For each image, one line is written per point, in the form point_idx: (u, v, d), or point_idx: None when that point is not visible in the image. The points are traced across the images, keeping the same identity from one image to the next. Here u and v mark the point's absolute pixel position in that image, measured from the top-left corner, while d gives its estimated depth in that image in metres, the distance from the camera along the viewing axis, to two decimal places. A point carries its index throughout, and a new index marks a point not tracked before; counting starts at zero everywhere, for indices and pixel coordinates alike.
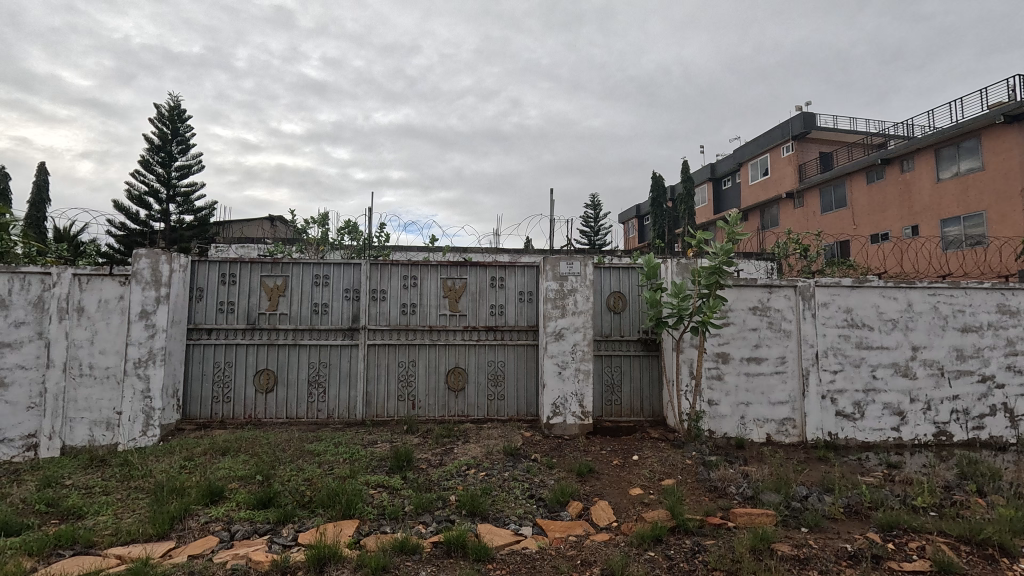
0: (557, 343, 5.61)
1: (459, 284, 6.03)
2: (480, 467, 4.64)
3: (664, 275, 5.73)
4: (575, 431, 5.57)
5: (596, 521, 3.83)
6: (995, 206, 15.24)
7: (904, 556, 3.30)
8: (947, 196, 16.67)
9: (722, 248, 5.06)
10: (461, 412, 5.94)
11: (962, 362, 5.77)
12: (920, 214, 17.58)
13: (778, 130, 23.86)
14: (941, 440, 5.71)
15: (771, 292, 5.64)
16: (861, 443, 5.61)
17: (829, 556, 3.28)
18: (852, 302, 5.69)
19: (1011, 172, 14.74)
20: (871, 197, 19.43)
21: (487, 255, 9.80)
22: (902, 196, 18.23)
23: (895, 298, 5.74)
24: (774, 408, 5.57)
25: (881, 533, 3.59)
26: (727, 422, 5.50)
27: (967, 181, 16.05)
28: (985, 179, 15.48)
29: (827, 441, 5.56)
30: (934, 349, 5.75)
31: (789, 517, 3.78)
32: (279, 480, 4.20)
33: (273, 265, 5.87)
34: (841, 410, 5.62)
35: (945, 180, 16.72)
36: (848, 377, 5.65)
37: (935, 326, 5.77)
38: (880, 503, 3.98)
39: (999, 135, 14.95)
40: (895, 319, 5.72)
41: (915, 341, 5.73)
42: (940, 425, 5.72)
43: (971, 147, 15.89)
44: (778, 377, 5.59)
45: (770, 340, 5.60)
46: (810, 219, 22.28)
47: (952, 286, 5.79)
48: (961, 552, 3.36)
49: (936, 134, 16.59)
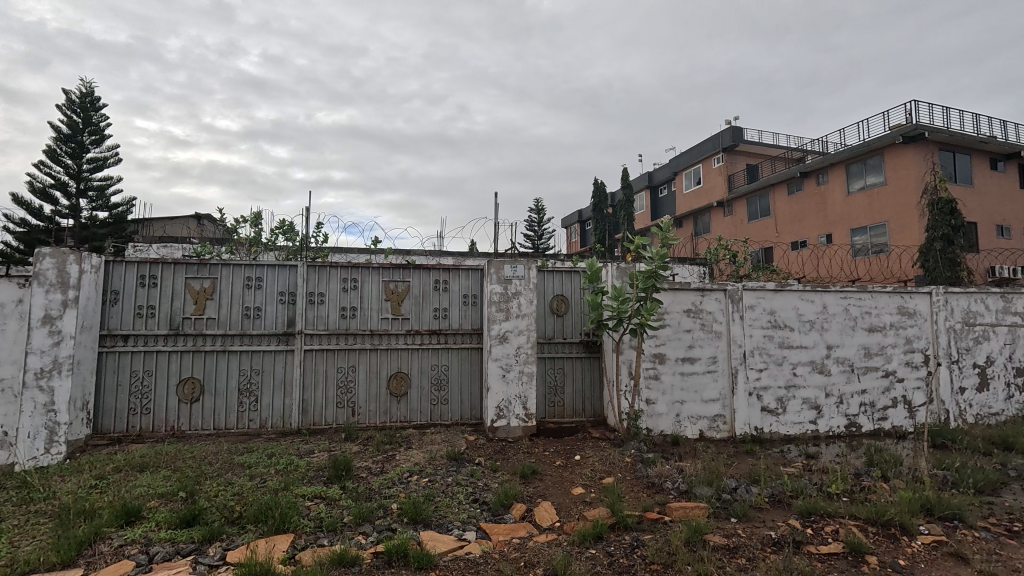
0: (500, 346, 5.63)
1: (401, 287, 5.91)
2: (423, 473, 4.56)
3: (605, 279, 5.91)
4: (518, 433, 5.61)
5: (539, 522, 3.86)
6: (895, 217, 16.86)
7: (820, 540, 3.56)
8: (857, 208, 18.24)
9: (658, 253, 5.27)
10: (403, 417, 5.83)
11: (869, 359, 6.33)
12: (834, 224, 19.11)
13: (710, 141, 25.04)
14: (852, 431, 6.23)
15: (703, 295, 5.92)
16: (783, 436, 6.01)
17: (756, 543, 3.48)
18: (775, 305, 6.10)
19: (910, 187, 16.38)
20: (792, 208, 20.95)
21: (431, 258, 9.73)
22: (818, 208, 19.77)
23: (813, 300, 6.21)
24: (707, 406, 5.86)
25: (801, 519, 3.86)
26: (663, 420, 5.74)
27: (872, 194, 17.66)
28: (887, 193, 17.12)
29: (753, 435, 5.92)
30: (846, 347, 6.27)
31: (720, 509, 3.99)
32: (205, 495, 3.94)
33: (200, 267, 5.50)
34: (766, 406, 6.00)
35: (855, 193, 18.31)
36: (772, 374, 6.04)
37: (846, 326, 6.29)
38: (800, 492, 4.27)
39: (899, 155, 16.63)
40: (812, 319, 6.19)
41: (830, 341, 6.22)
42: (850, 417, 6.23)
43: (876, 164, 17.52)
44: (710, 375, 5.89)
45: (702, 340, 5.89)
46: (738, 227, 23.71)
47: (860, 289, 6.34)
48: (869, 533, 3.66)
49: (847, 150, 18.14)
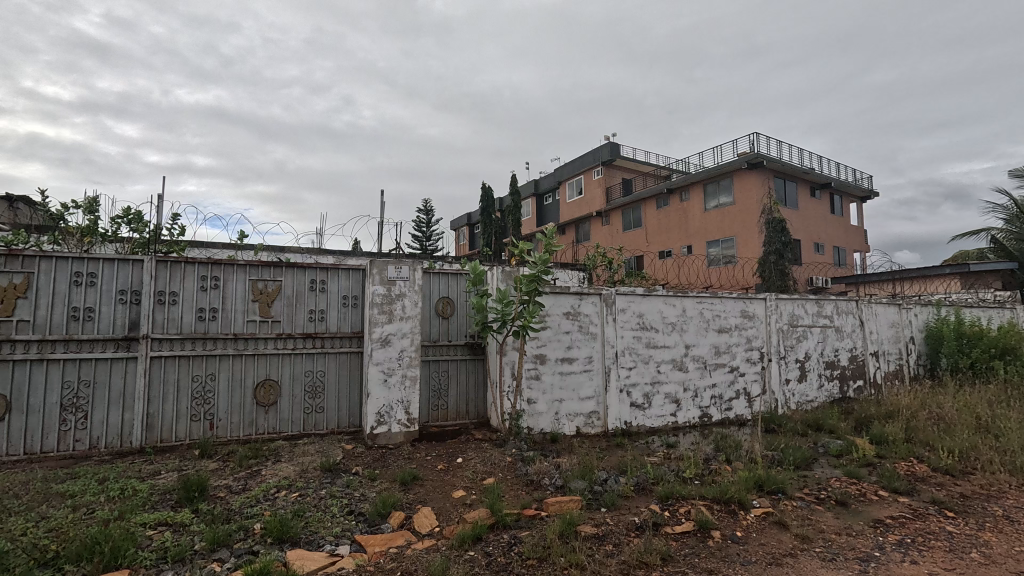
0: (382, 350, 5.43)
1: (272, 287, 5.44)
2: (292, 487, 4.23)
3: (490, 282, 6.00)
4: (400, 439, 5.45)
5: (418, 528, 3.78)
6: (741, 233, 19.41)
7: (675, 520, 3.94)
8: (711, 223, 20.67)
9: (541, 257, 5.46)
10: (271, 429, 5.36)
11: (718, 356, 7.18)
12: (693, 236, 21.45)
13: (591, 154, 26.71)
14: (704, 421, 7.01)
15: (581, 299, 6.27)
16: (648, 428, 6.57)
17: (622, 529, 3.75)
18: (643, 308, 6.66)
19: (752, 207, 18.97)
20: (659, 221, 23.10)
21: (308, 256, 9.11)
22: (680, 221, 22.04)
23: (674, 304, 6.88)
24: (583, 403, 6.21)
25: (661, 504, 4.25)
26: (543, 418, 5.97)
27: (723, 211, 20.14)
28: (735, 212, 19.65)
29: (623, 429, 6.39)
30: (700, 346, 7.04)
31: (591, 500, 4.24)
32: (7, 536, 3.25)
33: (8, 259, 4.55)
34: (634, 401, 6.52)
35: (710, 210, 20.74)
36: (639, 372, 6.58)
37: (701, 327, 7.07)
38: (660, 478, 4.70)
39: (744, 179, 19.18)
40: (674, 322, 6.86)
41: (687, 340, 6.95)
42: (703, 409, 7.01)
43: (727, 185, 20.03)
44: (586, 374, 6.25)
45: (580, 341, 6.23)
46: (614, 236, 25.55)
47: (712, 294, 7.17)
48: (715, 510, 4.14)
49: (705, 172, 20.50)
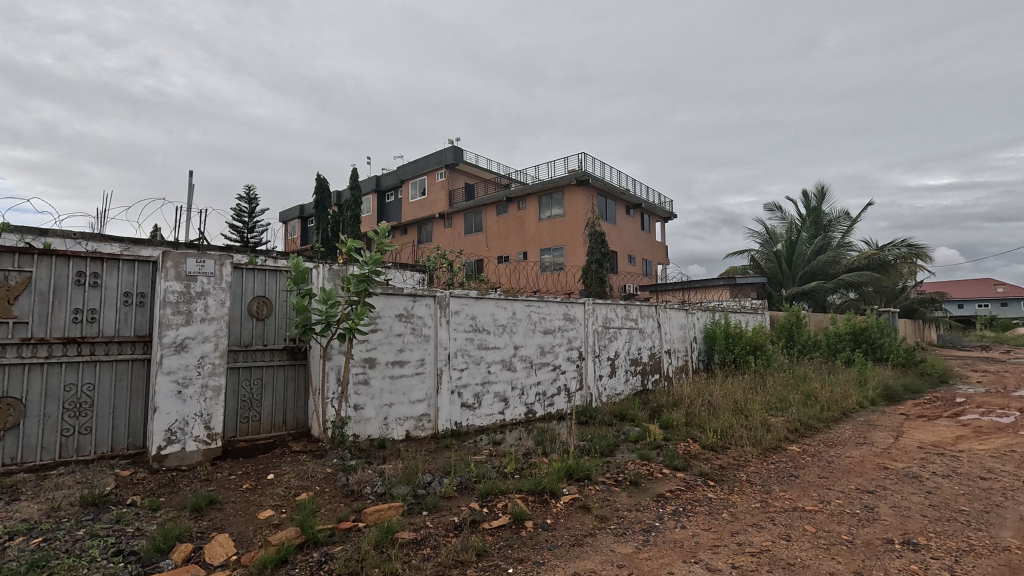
0: (176, 357, 4.66)
1: (16, 280, 4.29)
2: (34, 532, 3.37)
3: (314, 281, 5.57)
4: (196, 459, 4.74)
5: (209, 560, 3.30)
6: (569, 243, 21.27)
7: (493, 515, 4.10)
8: (544, 232, 22.26)
9: (372, 257, 5.23)
10: (9, 460, 4.21)
11: (543, 356, 7.70)
12: (529, 243, 22.84)
13: (435, 156, 26.71)
14: (529, 417, 7.45)
15: (415, 301, 6.17)
16: (477, 427, 6.75)
17: (440, 531, 3.78)
18: (476, 311, 6.82)
19: (578, 220, 20.95)
20: (498, 227, 24.08)
21: (80, 242, 7.43)
22: (518, 229, 23.30)
23: (505, 307, 7.19)
24: (413, 406, 6.12)
25: (481, 501, 4.39)
26: (370, 424, 5.73)
27: (555, 222, 21.85)
28: (565, 223, 21.46)
29: (453, 430, 6.46)
30: (527, 346, 7.48)
31: (413, 505, 4.19)
32: None
33: None
34: (465, 402, 6.64)
35: (544, 220, 22.32)
36: (470, 373, 6.73)
37: (528, 329, 7.51)
38: (482, 476, 4.85)
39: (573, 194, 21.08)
40: (504, 324, 7.16)
41: (516, 342, 7.32)
42: (528, 406, 7.45)
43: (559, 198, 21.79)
44: (418, 377, 6.17)
45: (412, 344, 6.13)
46: (456, 239, 25.90)
47: (539, 298, 7.68)
48: (529, 501, 4.41)
49: (540, 184, 21.98)
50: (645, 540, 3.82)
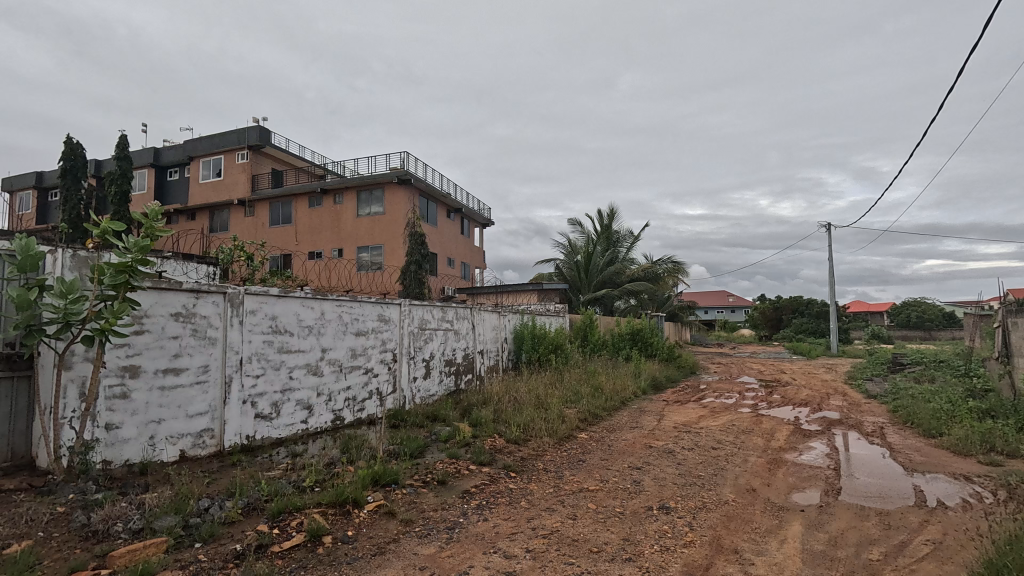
0: None
1: None
2: None
3: (49, 269, 4.35)
4: None
5: None
6: (388, 242, 20.77)
7: (285, 536, 3.72)
8: (362, 230, 21.35)
9: (136, 244, 4.22)
10: None
11: (354, 359, 7.27)
12: (344, 240, 21.62)
13: (235, 134, 23.46)
14: (336, 424, 6.92)
15: (198, 298, 5.23)
16: (273, 439, 6.01)
17: (217, 563, 3.28)
18: (276, 310, 6.10)
19: (398, 220, 20.63)
20: (310, 220, 22.20)
21: None
22: (333, 224, 21.87)
23: (313, 307, 6.59)
24: (191, 421, 5.18)
25: (270, 522, 3.94)
26: (129, 447, 4.66)
27: (374, 220, 21.11)
28: (384, 221, 20.89)
29: (243, 445, 5.66)
30: (337, 349, 6.97)
31: (183, 537, 3.57)
32: None
33: None
34: (259, 412, 5.87)
35: (361, 217, 21.38)
36: (268, 380, 5.99)
37: (339, 331, 7.03)
38: (275, 493, 4.36)
39: (394, 193, 20.69)
40: (311, 325, 6.56)
41: (324, 344, 6.76)
42: (336, 412, 6.92)
43: (378, 196, 21.14)
44: (199, 387, 5.25)
45: (192, 348, 5.17)
46: (258, 230, 23.08)
47: (351, 298, 7.25)
48: (328, 515, 4.12)
49: (358, 179, 20.99)
50: (449, 538, 3.88)
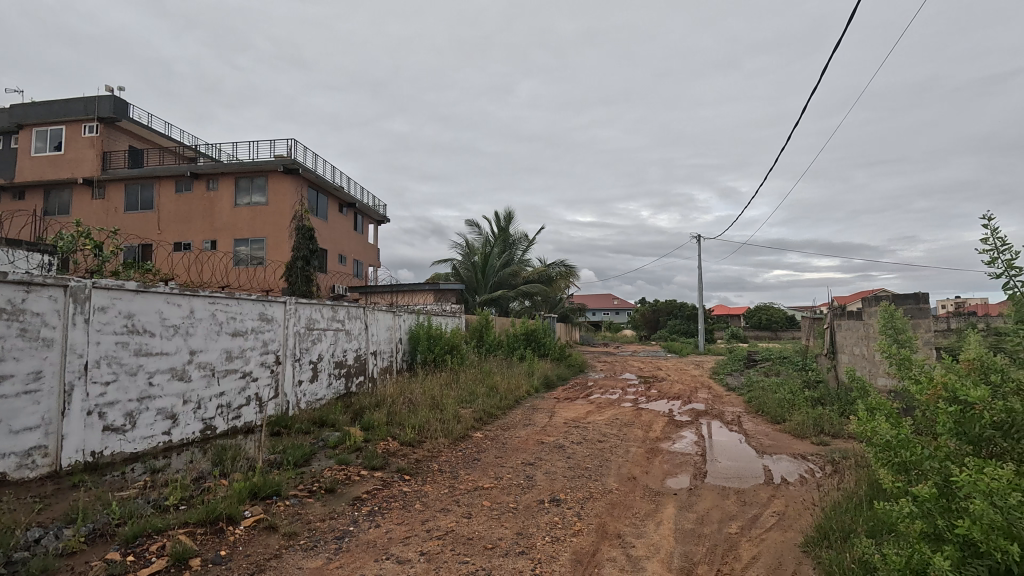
0: None
1: None
2: None
3: None
4: None
5: None
6: (271, 235, 19.23)
7: (142, 563, 3.28)
8: (240, 220, 19.50)
9: None
10: None
11: (229, 362, 6.59)
12: (219, 231, 19.58)
13: (81, 103, 20.14)
14: (206, 435, 6.17)
15: (29, 291, 4.35)
16: (127, 455, 5.12)
17: None
18: (134, 307, 5.30)
19: (283, 211, 19.19)
20: (177, 207, 19.73)
21: None
22: (205, 212, 19.69)
23: (179, 304, 5.88)
24: (15, 439, 4.20)
25: (122, 548, 3.46)
26: None
27: (255, 210, 19.41)
28: (267, 213, 19.30)
29: (86, 464, 4.72)
30: (208, 351, 6.28)
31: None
32: None
33: None
34: (109, 424, 4.97)
35: (240, 206, 19.54)
36: (121, 387, 5.12)
37: (211, 331, 6.34)
38: (130, 515, 3.83)
39: (279, 183, 19.23)
40: (177, 325, 5.83)
41: (193, 346, 6.04)
42: (206, 421, 6.18)
43: (261, 184, 19.50)
44: (27, 398, 4.29)
45: (19, 351, 4.25)
46: (111, 215, 20.05)
47: (227, 295, 6.60)
48: (196, 535, 3.70)
49: (238, 164, 19.17)
50: (337, 548, 3.69)
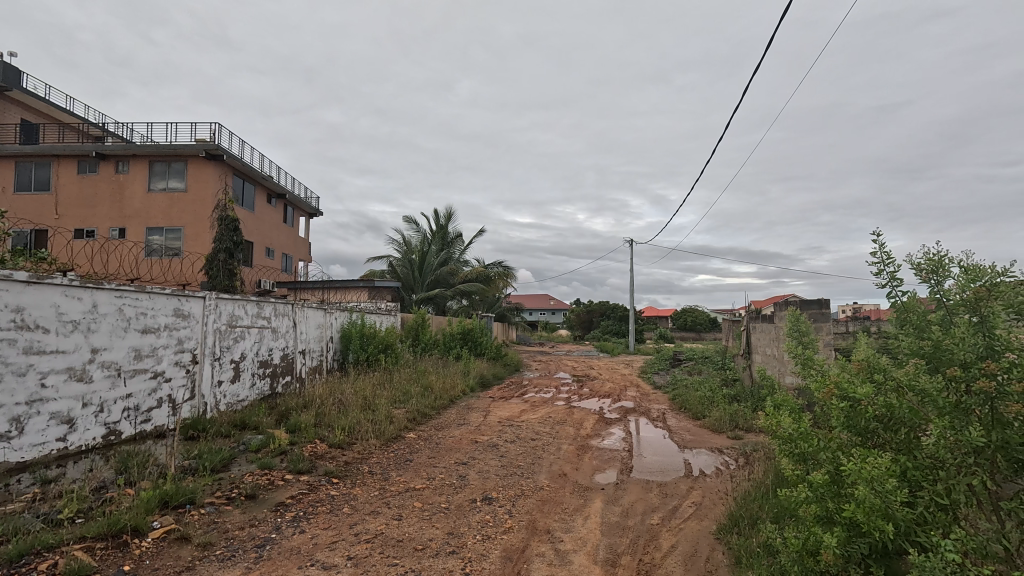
0: None
1: None
2: None
3: None
4: None
5: None
6: (190, 225, 17.94)
7: None
8: (155, 207, 18.02)
9: None
10: None
11: (138, 362, 6.08)
12: (129, 218, 17.98)
13: None
14: (110, 441, 5.62)
15: None
16: (13, 465, 4.55)
17: None
18: (24, 300, 4.76)
19: (205, 200, 17.96)
20: (80, 190, 17.89)
21: None
22: (113, 197, 17.99)
23: (79, 298, 5.35)
24: None
25: (6, 568, 3.10)
26: None
27: (172, 197, 18.00)
28: (186, 200, 17.97)
29: None
30: (114, 350, 5.75)
31: None
32: None
33: None
34: None
35: (155, 192, 18.05)
36: (6, 389, 4.57)
37: (117, 328, 5.81)
38: (16, 531, 3.44)
39: (200, 168, 17.97)
40: (76, 320, 5.30)
41: (95, 343, 5.51)
42: (110, 426, 5.63)
43: (179, 169, 18.12)
44: None
45: None
46: None
47: (137, 289, 6.09)
48: (96, 550, 3.39)
49: (152, 147, 17.69)
50: (258, 557, 3.51)
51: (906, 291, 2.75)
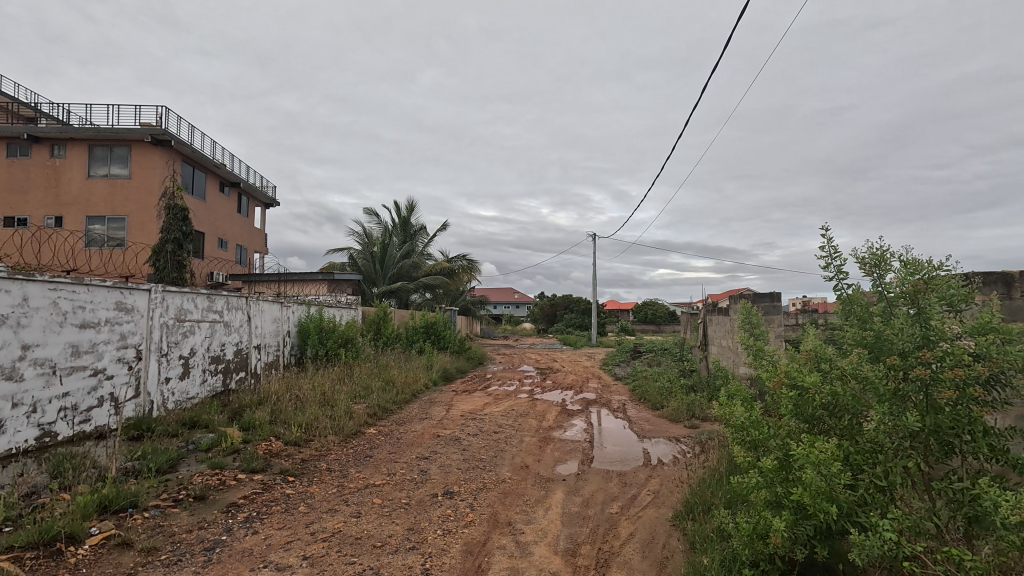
0: None
1: None
2: None
3: None
4: None
5: None
6: (135, 214, 16.96)
7: None
8: (95, 194, 16.94)
9: None
10: None
11: (76, 358, 5.70)
12: (66, 206, 16.84)
13: None
14: (43, 443, 5.25)
15: None
16: None
17: None
18: None
19: (151, 188, 17.02)
20: (10, 174, 16.62)
21: None
22: (48, 183, 16.80)
23: (8, 290, 4.96)
24: None
25: None
26: None
27: (114, 183, 16.97)
28: (130, 187, 16.97)
29: None
30: (48, 346, 5.37)
31: None
32: None
33: None
34: None
35: (95, 177, 16.97)
36: None
37: (51, 322, 5.43)
38: None
39: (145, 154, 17.01)
40: (4, 315, 4.92)
41: (27, 339, 5.13)
42: (44, 427, 5.27)
43: (121, 155, 17.08)
44: None
45: None
46: None
47: (74, 281, 5.71)
48: (25, 560, 3.16)
49: (91, 130, 16.60)
50: (207, 560, 3.37)
51: (850, 284, 2.88)
